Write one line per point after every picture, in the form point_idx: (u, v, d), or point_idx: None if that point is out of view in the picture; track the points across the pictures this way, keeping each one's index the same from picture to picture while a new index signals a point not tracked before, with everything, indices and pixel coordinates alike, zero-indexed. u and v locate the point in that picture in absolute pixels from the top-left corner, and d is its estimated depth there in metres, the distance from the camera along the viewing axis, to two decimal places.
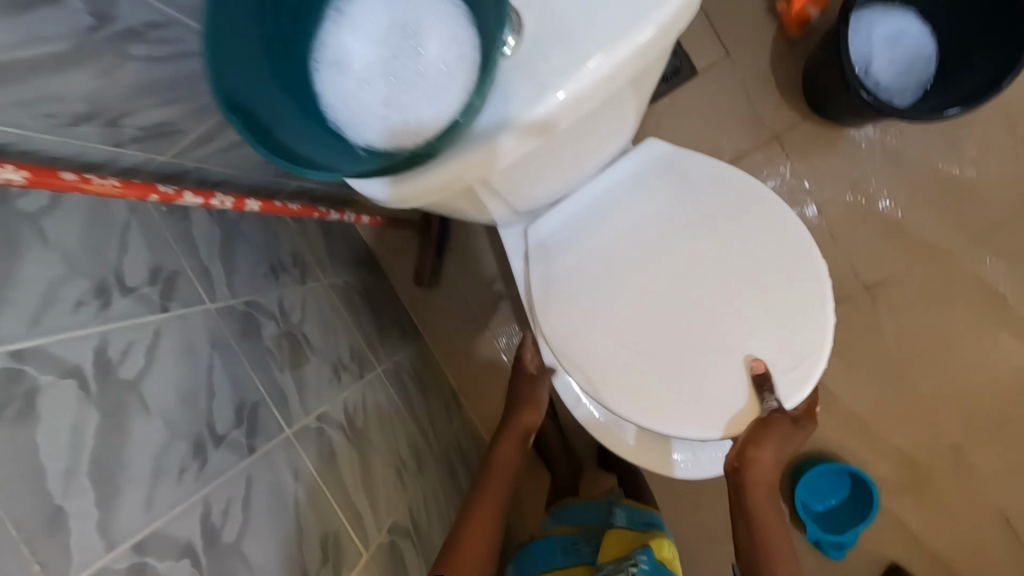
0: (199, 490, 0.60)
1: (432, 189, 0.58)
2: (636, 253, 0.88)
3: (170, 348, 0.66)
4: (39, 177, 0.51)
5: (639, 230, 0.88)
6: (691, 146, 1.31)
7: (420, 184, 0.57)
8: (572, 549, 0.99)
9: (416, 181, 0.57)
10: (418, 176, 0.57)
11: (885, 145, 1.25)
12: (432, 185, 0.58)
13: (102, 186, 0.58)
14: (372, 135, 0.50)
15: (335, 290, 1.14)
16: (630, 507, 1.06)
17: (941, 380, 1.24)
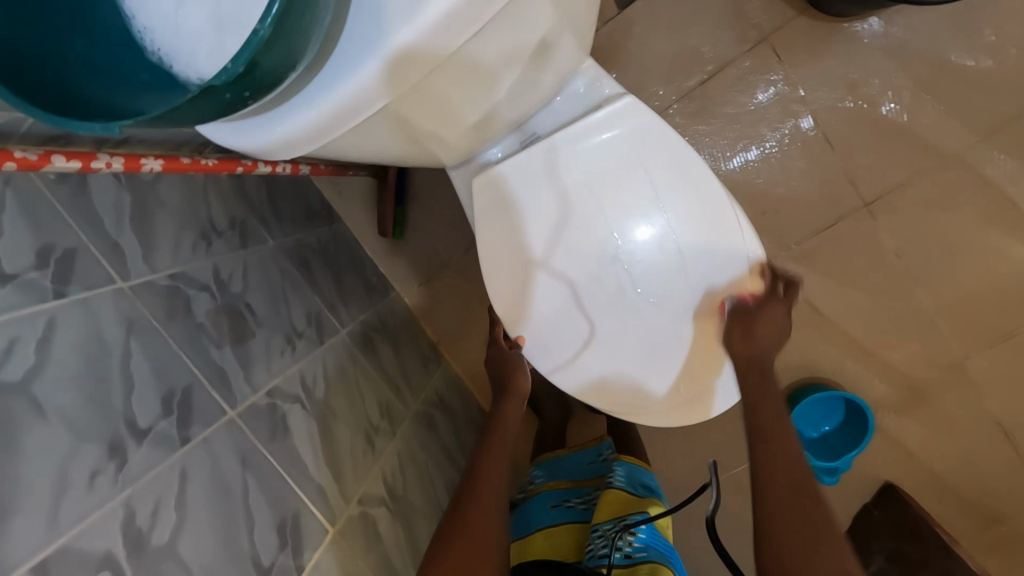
0: (120, 494, 0.54)
1: (309, 133, 0.55)
2: (592, 210, 0.81)
3: (71, 340, 0.58)
4: None
5: (593, 190, 0.80)
6: (670, 57, 1.17)
7: (293, 126, 0.55)
8: (564, 505, 0.98)
9: (290, 124, 0.55)
10: (290, 116, 0.54)
11: (888, 37, 1.10)
12: (307, 129, 0.55)
13: None
14: (202, 66, 0.44)
15: (286, 251, 1.04)
16: (630, 464, 0.97)
17: (942, 295, 1.16)
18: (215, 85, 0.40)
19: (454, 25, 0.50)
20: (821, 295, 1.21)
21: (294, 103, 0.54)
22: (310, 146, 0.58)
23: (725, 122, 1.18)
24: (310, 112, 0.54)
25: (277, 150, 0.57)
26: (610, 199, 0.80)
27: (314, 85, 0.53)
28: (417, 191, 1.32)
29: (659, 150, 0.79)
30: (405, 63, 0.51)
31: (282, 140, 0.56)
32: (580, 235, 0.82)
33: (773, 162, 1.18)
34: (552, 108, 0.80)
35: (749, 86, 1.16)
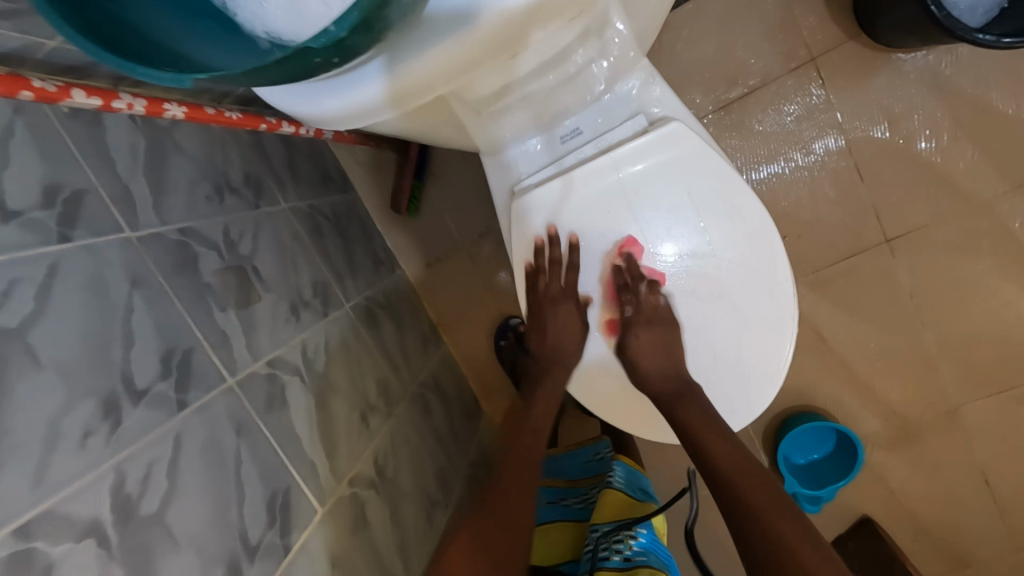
0: (112, 456, 0.51)
1: (363, 112, 0.53)
2: (625, 222, 0.77)
3: (72, 287, 0.54)
4: None
5: (622, 206, 0.76)
6: (712, 65, 1.14)
7: (348, 103, 0.51)
8: (558, 503, 1.00)
9: (345, 99, 0.51)
10: (344, 91, 0.51)
11: (934, 74, 1.08)
12: (362, 108, 0.52)
13: None
14: (272, 22, 0.39)
15: (297, 215, 1.01)
16: (627, 466, 0.98)
17: (948, 340, 1.16)
18: (312, 47, 0.35)
19: (532, 16, 0.49)
20: (829, 325, 1.20)
21: (349, 79, 0.50)
22: (361, 124, 0.55)
23: (758, 140, 1.15)
24: (369, 91, 0.50)
25: (324, 123, 0.55)
26: (647, 213, 0.76)
27: (374, 65, 0.49)
28: (435, 168, 1.28)
29: (703, 172, 0.76)
30: (479, 50, 0.50)
31: (332, 114, 0.53)
32: (609, 244, 0.78)
33: (801, 186, 1.16)
34: (599, 107, 0.75)
35: (788, 106, 1.13)
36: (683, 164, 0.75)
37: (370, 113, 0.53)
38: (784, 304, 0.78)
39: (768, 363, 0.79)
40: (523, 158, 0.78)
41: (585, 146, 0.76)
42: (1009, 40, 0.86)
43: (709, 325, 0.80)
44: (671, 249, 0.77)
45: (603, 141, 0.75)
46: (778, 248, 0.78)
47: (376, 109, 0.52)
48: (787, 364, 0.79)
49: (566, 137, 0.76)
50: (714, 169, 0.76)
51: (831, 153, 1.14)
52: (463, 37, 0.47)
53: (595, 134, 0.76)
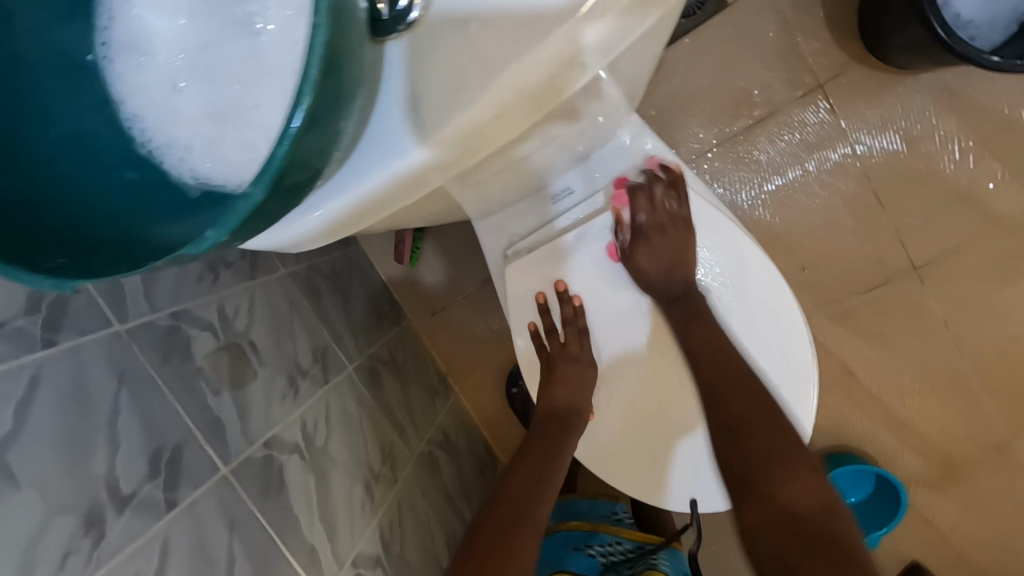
0: (94, 574, 0.50)
1: (336, 226, 0.50)
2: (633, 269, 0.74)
3: (54, 395, 0.53)
4: None
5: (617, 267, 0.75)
6: (714, 97, 1.10)
7: (321, 222, 0.49)
8: (585, 551, 0.96)
9: (309, 220, 0.48)
10: (292, 220, 0.48)
11: (953, 91, 1.02)
12: (336, 223, 0.49)
13: None
14: (199, 164, 0.35)
15: (296, 279, 1.00)
16: (668, 549, 0.95)
17: (991, 370, 1.07)
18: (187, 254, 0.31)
19: (476, 137, 0.46)
20: (858, 359, 1.13)
21: (318, 199, 0.47)
22: (319, 241, 0.52)
23: (767, 170, 1.10)
24: (341, 209, 0.48)
25: (303, 245, 0.52)
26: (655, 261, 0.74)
27: (328, 192, 0.47)
28: None
29: (702, 228, 0.74)
30: (451, 158, 0.46)
31: (300, 236, 0.50)
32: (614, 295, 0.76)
33: (817, 215, 1.10)
34: (592, 165, 0.73)
35: (797, 134, 1.09)
36: (680, 225, 0.73)
37: (324, 232, 0.51)
38: (801, 363, 0.74)
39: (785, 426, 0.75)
40: (516, 219, 0.76)
41: (579, 207, 0.73)
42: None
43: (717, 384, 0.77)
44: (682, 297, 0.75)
45: (595, 200, 0.73)
46: (791, 307, 0.74)
47: (330, 229, 0.50)
48: (808, 429, 0.74)
49: (559, 197, 0.74)
50: (715, 224, 0.73)
51: (845, 179, 1.08)
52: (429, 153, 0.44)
53: (589, 194, 0.73)
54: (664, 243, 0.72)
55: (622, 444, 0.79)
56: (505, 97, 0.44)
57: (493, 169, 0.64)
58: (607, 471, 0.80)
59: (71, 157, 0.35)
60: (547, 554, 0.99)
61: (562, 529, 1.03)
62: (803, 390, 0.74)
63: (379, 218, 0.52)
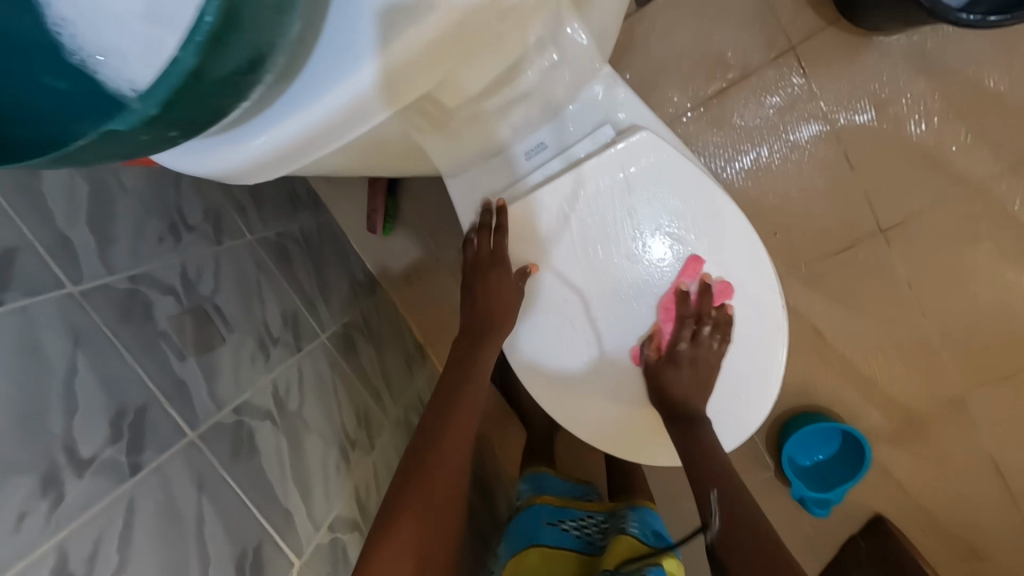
0: (55, 533, 0.48)
1: (291, 152, 0.47)
2: (608, 223, 0.74)
3: (4, 353, 0.50)
4: None
5: (594, 224, 0.74)
6: (688, 60, 1.09)
7: (270, 145, 0.45)
8: (558, 526, 0.94)
9: (258, 141, 0.45)
10: (240, 141, 0.45)
11: (920, 55, 1.04)
12: (290, 148, 0.46)
13: None
14: (139, 72, 0.33)
15: (265, 245, 0.97)
16: (641, 509, 0.95)
17: (951, 329, 1.11)
18: (118, 131, 0.30)
19: (432, 49, 0.44)
20: (827, 321, 1.16)
21: (264, 119, 0.44)
22: (274, 170, 0.49)
23: (741, 135, 1.11)
24: (292, 132, 0.45)
25: (252, 172, 0.48)
26: (629, 212, 0.74)
27: (283, 104, 0.44)
28: (410, 184, 1.24)
29: (678, 182, 0.73)
30: (408, 72, 0.44)
31: (251, 161, 0.47)
32: (590, 252, 0.75)
33: (788, 179, 1.11)
34: (566, 119, 0.72)
35: (770, 98, 1.09)
36: (655, 179, 0.73)
37: (278, 157, 0.48)
38: (772, 317, 0.76)
39: (753, 377, 0.77)
40: (491, 174, 0.75)
41: (553, 164, 0.73)
42: (994, 18, 0.82)
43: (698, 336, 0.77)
44: (655, 252, 0.75)
45: (570, 153, 0.72)
46: (761, 261, 0.76)
47: (285, 155, 0.47)
48: (778, 381, 0.77)
49: (532, 152, 0.73)
50: (692, 180, 0.73)
51: (815, 143, 1.10)
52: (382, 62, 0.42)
53: (561, 149, 0.72)
54: (690, 376, 0.76)
55: (597, 399, 0.80)
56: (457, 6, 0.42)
57: (465, 116, 0.63)
58: (584, 430, 0.80)
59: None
60: (520, 526, 0.96)
61: (535, 502, 0.99)
62: (770, 342, 0.76)
63: (335, 144, 0.49)
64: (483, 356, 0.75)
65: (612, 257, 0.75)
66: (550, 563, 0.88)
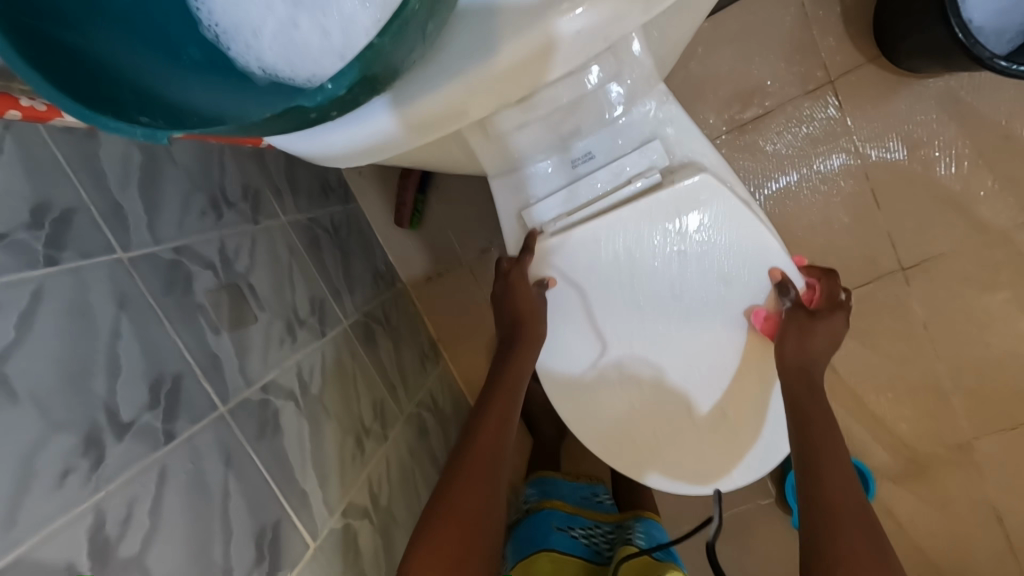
0: (92, 495, 0.48)
1: (370, 147, 0.52)
2: (654, 254, 0.77)
3: (54, 314, 0.51)
4: None
5: (630, 243, 0.76)
6: (726, 85, 1.11)
7: (354, 140, 0.51)
8: (569, 532, 0.96)
9: (339, 136, 0.50)
10: (329, 132, 0.50)
11: (956, 98, 1.06)
12: (367, 142, 0.51)
13: None
14: (267, 52, 0.34)
15: (297, 229, 0.98)
16: (647, 521, 0.99)
17: (962, 371, 1.12)
18: (305, 106, 0.31)
19: (508, 76, 0.48)
20: (840, 353, 1.17)
21: (352, 117, 0.49)
22: (351, 160, 0.54)
23: (772, 162, 1.13)
24: (375, 131, 0.50)
25: (331, 159, 0.54)
26: (678, 246, 0.76)
27: (375, 106, 0.49)
28: (441, 181, 1.25)
29: (725, 209, 0.74)
30: (485, 88, 0.48)
31: (332, 150, 0.52)
32: (633, 282, 0.78)
33: (815, 210, 1.13)
34: (615, 132, 0.73)
35: (804, 129, 1.11)
36: (698, 209, 0.74)
37: (360, 153, 0.53)
38: None
39: (768, 415, 0.79)
40: (536, 180, 0.76)
41: (596, 179, 0.74)
42: None
43: (722, 355, 0.79)
44: (695, 288, 0.78)
45: (617, 168, 0.73)
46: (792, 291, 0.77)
47: (365, 152, 0.53)
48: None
49: (578, 161, 0.74)
50: (739, 207, 0.75)
51: (845, 177, 1.11)
52: (462, 80, 0.47)
53: (607, 165, 0.73)
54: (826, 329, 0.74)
55: (608, 410, 0.82)
56: (536, 41, 0.45)
57: (520, 118, 0.64)
58: (595, 438, 0.82)
59: (140, 22, 0.34)
60: (529, 528, 0.98)
61: (546, 507, 1.01)
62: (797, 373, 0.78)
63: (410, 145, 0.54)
64: (515, 369, 0.77)
65: (652, 288, 0.78)
66: (562, 567, 0.89)
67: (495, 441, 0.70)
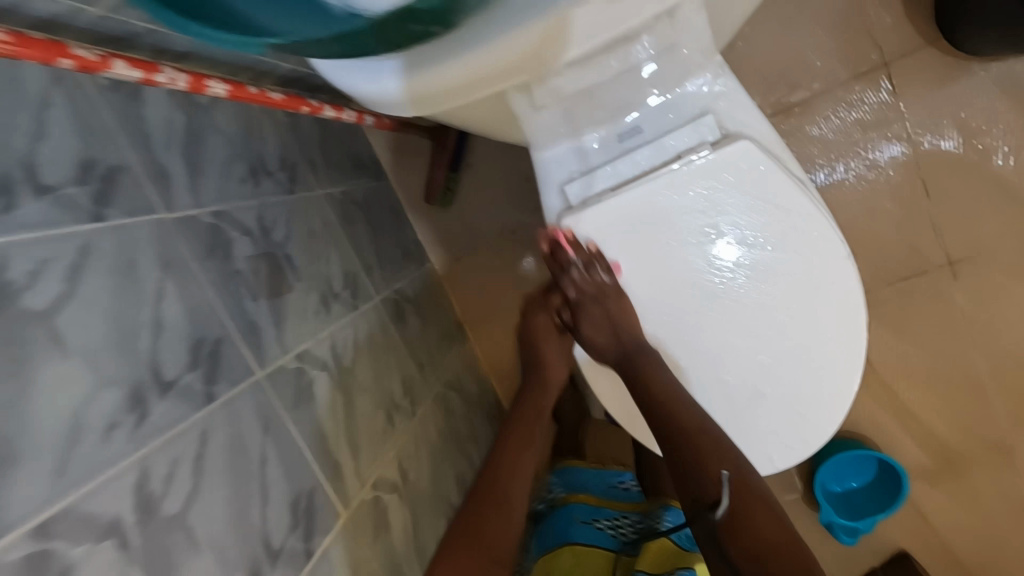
0: (135, 452, 0.48)
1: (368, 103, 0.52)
2: (687, 231, 0.73)
3: (101, 270, 0.51)
4: (195, 84, 0.59)
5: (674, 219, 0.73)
6: (772, 67, 1.08)
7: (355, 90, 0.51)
8: (593, 525, 0.95)
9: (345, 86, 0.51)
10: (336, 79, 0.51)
11: (1021, 85, 1.00)
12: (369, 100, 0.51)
13: (164, 80, 0.56)
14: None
15: (331, 203, 0.98)
16: (675, 510, 0.96)
17: (1009, 371, 1.08)
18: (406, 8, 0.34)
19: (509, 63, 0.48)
20: (878, 348, 1.14)
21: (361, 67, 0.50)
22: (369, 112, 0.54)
23: (818, 148, 1.09)
24: (377, 89, 0.50)
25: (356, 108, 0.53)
26: (712, 223, 0.73)
27: (388, 66, 0.49)
28: (473, 161, 1.23)
29: (774, 186, 0.72)
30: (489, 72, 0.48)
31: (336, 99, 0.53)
32: (670, 262, 0.74)
33: (860, 199, 1.09)
34: (666, 106, 0.71)
35: (853, 114, 1.06)
36: (746, 183, 0.71)
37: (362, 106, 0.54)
38: (851, 338, 0.73)
39: (821, 406, 0.74)
40: (580, 154, 0.74)
41: (642, 153, 0.72)
42: None
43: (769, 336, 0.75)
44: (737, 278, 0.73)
45: (665, 143, 0.71)
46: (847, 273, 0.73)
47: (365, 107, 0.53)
48: (841, 411, 0.74)
49: (625, 135, 0.72)
50: (790, 186, 0.72)
51: (897, 168, 1.07)
52: (473, 58, 0.47)
53: (654, 140, 0.72)
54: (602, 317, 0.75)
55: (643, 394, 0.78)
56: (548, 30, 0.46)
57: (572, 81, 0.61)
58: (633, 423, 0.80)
59: None
60: (554, 523, 0.98)
61: (571, 500, 1.00)
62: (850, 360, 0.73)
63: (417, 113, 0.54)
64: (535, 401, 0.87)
65: (684, 263, 0.74)
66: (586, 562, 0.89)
67: (515, 473, 0.78)
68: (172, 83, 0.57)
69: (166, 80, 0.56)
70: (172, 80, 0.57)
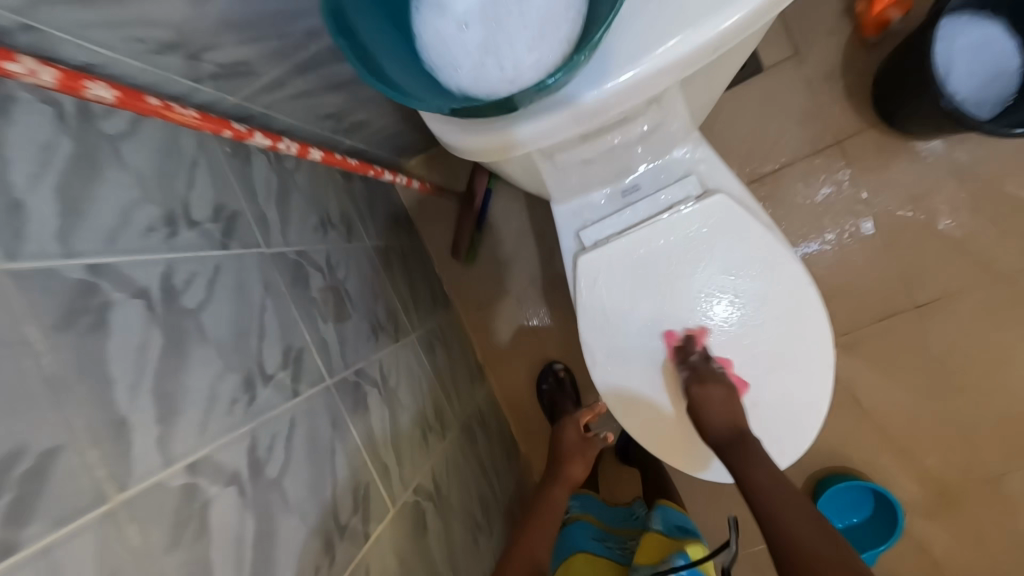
0: (247, 424, 0.61)
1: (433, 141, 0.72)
2: (681, 268, 0.89)
3: (227, 285, 0.67)
4: (302, 151, 0.78)
5: (670, 257, 0.89)
6: (745, 145, 1.29)
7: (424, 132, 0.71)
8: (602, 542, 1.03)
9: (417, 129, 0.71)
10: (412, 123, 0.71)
11: (954, 158, 1.21)
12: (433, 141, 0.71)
13: (284, 147, 0.74)
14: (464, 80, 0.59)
15: (377, 252, 1.15)
16: (671, 511, 1.01)
17: (981, 404, 1.20)
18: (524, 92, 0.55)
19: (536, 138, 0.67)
20: (862, 386, 1.25)
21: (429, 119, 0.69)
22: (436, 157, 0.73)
23: (789, 211, 1.27)
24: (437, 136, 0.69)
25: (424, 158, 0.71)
26: (702, 261, 0.88)
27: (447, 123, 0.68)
28: (494, 223, 1.42)
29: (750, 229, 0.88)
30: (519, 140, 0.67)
31: None
32: (668, 292, 0.89)
33: (829, 253, 1.26)
34: (658, 170, 0.90)
35: (816, 182, 1.26)
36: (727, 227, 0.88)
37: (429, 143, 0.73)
38: (823, 353, 0.88)
39: (802, 411, 0.89)
40: (591, 206, 0.92)
41: (642, 205, 0.90)
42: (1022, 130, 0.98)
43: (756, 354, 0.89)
44: (722, 308, 0.89)
45: (659, 197, 0.90)
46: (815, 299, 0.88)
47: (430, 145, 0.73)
48: (820, 416, 0.89)
49: (627, 192, 0.91)
50: (762, 228, 0.88)
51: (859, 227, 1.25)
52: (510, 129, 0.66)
53: (651, 194, 0.90)
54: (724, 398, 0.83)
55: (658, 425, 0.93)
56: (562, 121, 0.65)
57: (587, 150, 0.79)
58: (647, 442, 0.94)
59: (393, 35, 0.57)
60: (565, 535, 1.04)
61: (581, 520, 1.07)
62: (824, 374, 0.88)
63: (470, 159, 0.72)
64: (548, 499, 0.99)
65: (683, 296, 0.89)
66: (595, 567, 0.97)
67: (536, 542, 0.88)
68: (286, 149, 0.75)
69: (284, 147, 0.75)
70: (288, 147, 0.75)
